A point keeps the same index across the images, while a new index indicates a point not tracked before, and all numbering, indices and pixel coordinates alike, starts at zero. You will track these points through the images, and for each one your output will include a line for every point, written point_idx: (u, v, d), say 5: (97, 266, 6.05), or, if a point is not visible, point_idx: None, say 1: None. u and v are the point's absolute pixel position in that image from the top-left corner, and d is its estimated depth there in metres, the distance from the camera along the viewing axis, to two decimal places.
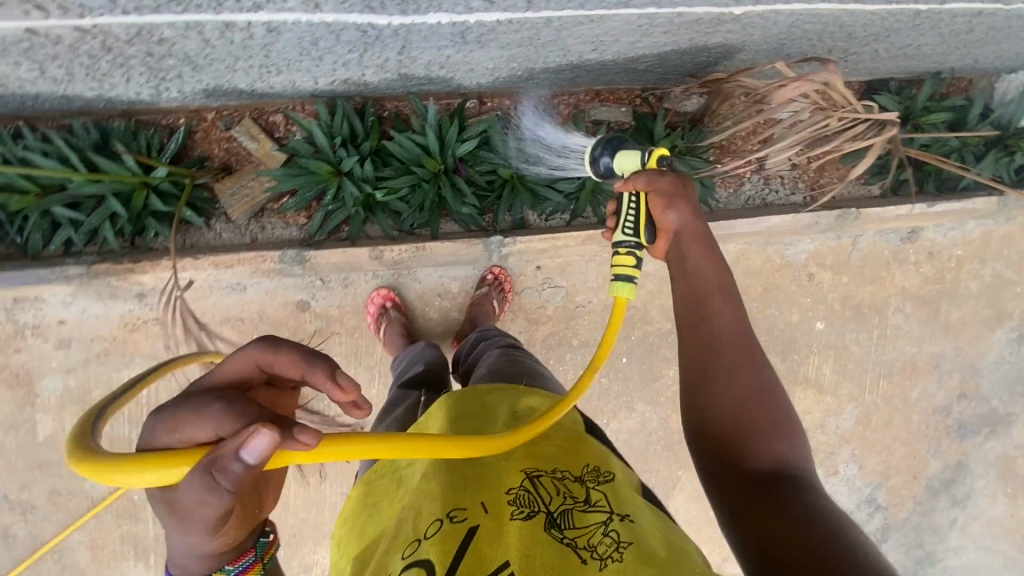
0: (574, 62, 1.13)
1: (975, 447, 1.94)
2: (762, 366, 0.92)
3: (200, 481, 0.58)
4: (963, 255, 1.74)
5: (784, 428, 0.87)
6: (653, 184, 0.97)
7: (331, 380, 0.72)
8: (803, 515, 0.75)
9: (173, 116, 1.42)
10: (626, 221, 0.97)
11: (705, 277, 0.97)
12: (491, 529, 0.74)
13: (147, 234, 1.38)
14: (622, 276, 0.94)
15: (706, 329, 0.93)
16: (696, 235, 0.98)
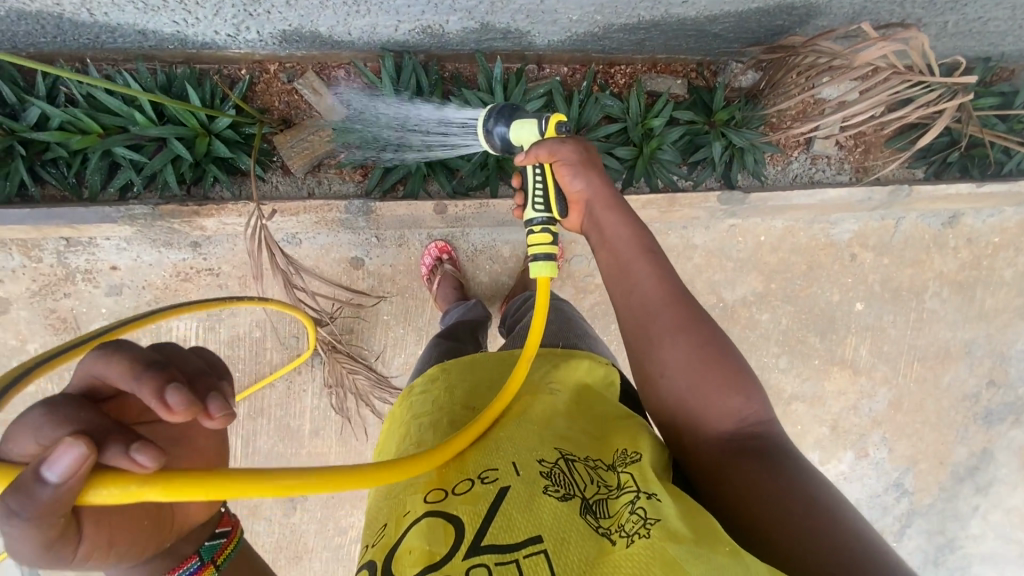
0: (658, 18, 1.20)
1: (1000, 435, 1.97)
2: (700, 319, 0.93)
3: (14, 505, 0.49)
4: (999, 242, 1.77)
5: (734, 381, 0.88)
6: (556, 154, 0.94)
7: (159, 397, 0.56)
8: (770, 481, 0.78)
9: (234, 66, 1.38)
10: (535, 197, 0.97)
11: (625, 242, 0.99)
12: (521, 494, 0.75)
13: (207, 181, 1.37)
14: (540, 257, 0.92)
15: (637, 298, 0.95)
16: (605, 201, 0.99)
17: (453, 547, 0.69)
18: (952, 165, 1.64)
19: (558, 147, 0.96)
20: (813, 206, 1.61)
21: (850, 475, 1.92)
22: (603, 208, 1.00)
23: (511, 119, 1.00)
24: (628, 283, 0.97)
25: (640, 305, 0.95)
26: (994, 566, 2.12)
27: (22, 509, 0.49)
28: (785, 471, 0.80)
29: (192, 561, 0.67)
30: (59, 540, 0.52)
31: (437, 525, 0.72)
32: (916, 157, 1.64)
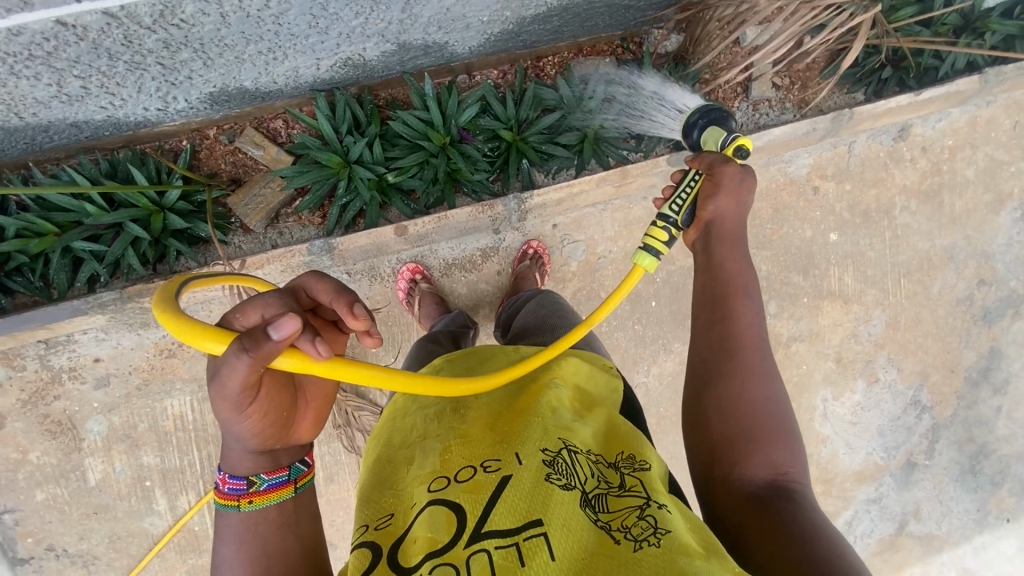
0: (562, 5, 1.22)
1: (1004, 331, 1.97)
2: (772, 375, 1.04)
3: (231, 355, 0.67)
4: (954, 145, 1.79)
5: (781, 436, 0.99)
6: (716, 168, 1.10)
7: (348, 312, 0.78)
8: (792, 527, 0.88)
9: (175, 139, 1.42)
10: (674, 198, 1.10)
11: (724, 280, 1.08)
12: (524, 481, 0.78)
13: (170, 255, 1.39)
14: (650, 250, 1.07)
15: (726, 328, 1.05)
16: (720, 233, 1.09)
17: (455, 535, 0.73)
18: (887, 81, 1.68)
19: (720, 164, 1.11)
20: (765, 148, 1.64)
21: (867, 404, 1.92)
22: (716, 239, 1.10)
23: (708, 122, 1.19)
24: (717, 314, 1.07)
25: (724, 337, 1.05)
26: None
27: (240, 358, 0.67)
28: (808, 523, 0.89)
29: (282, 471, 0.81)
30: (245, 392, 0.70)
31: (440, 513, 0.75)
32: (852, 81, 1.68)
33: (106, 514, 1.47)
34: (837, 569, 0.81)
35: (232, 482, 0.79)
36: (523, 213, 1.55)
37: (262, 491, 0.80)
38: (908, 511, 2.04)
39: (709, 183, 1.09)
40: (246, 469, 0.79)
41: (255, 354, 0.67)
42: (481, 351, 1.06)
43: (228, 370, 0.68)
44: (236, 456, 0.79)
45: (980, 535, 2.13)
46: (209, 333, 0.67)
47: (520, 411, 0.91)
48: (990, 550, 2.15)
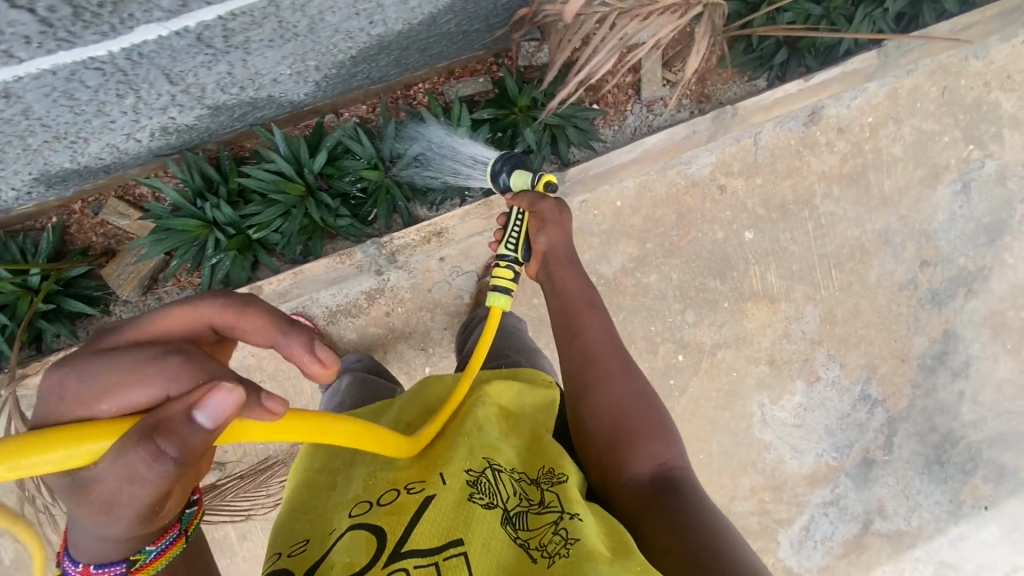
0: (375, 42, 1.07)
1: (957, 312, 1.83)
2: (635, 373, 1.15)
3: (142, 451, 0.61)
4: (874, 122, 1.65)
5: (655, 428, 1.07)
6: (535, 206, 1.21)
7: (310, 353, 0.87)
8: (681, 512, 0.94)
9: (44, 217, 1.41)
10: (508, 238, 1.18)
11: (574, 300, 1.24)
12: (447, 502, 0.86)
13: (46, 336, 1.39)
14: (501, 288, 1.11)
15: (582, 343, 1.18)
16: (560, 258, 1.26)
17: (374, 555, 0.79)
18: (788, 63, 1.54)
19: (539, 201, 1.22)
20: (646, 158, 1.55)
21: (810, 405, 1.81)
22: (557, 267, 1.27)
23: (510, 168, 1.18)
24: (572, 332, 1.20)
25: (583, 351, 1.17)
26: (1008, 448, 1.95)
27: (161, 452, 0.62)
28: (695, 504, 0.97)
29: (170, 532, 0.75)
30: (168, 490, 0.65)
31: (361, 537, 0.82)
32: (753, 67, 1.55)
33: None
34: (718, 540, 0.90)
35: (103, 570, 0.71)
36: (389, 257, 1.49)
37: (148, 563, 0.73)
38: (872, 509, 1.93)
39: (535, 218, 1.22)
40: (121, 552, 0.71)
41: (182, 447, 0.63)
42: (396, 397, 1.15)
43: (137, 472, 0.62)
44: (107, 544, 0.69)
45: (957, 526, 1.97)
46: (92, 437, 0.61)
47: (450, 433, 0.98)
48: (970, 540, 1.99)
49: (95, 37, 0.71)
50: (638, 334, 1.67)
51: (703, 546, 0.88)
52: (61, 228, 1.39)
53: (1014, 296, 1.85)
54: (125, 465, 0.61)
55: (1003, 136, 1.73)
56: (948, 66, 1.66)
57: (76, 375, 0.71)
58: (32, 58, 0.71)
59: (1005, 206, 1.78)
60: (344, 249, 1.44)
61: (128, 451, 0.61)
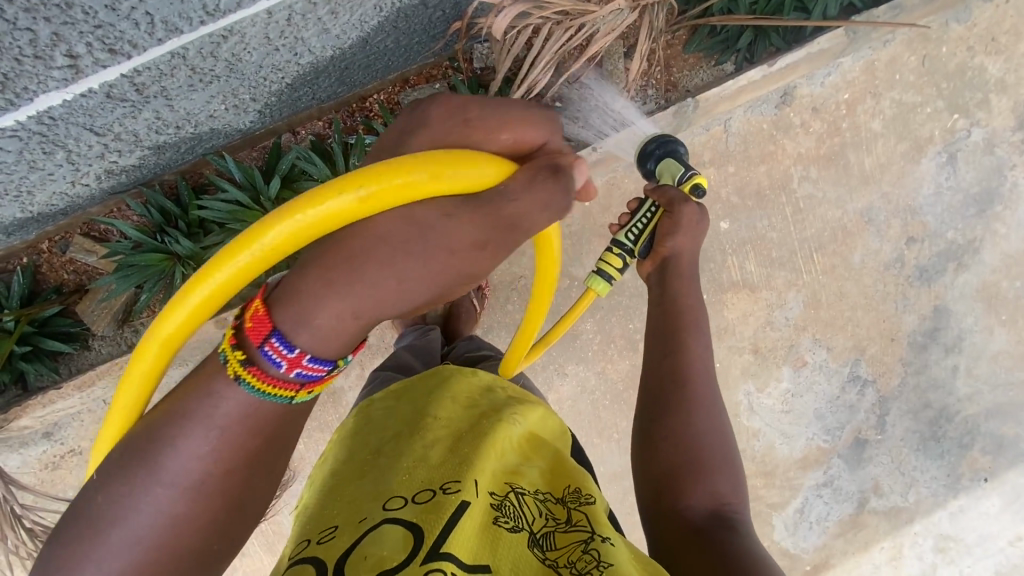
0: (304, 70, 1.05)
1: (947, 287, 1.78)
2: (719, 408, 0.99)
3: (504, 187, 0.78)
4: (851, 98, 1.59)
5: (726, 467, 0.95)
6: (674, 206, 1.00)
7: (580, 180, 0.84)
8: (732, 559, 0.82)
9: (14, 258, 1.41)
10: (632, 227, 1.04)
11: (681, 312, 1.01)
12: (477, 514, 0.77)
13: (28, 376, 1.41)
14: (604, 274, 1.02)
15: (675, 359, 0.98)
16: (679, 269, 1.02)
17: (412, 551, 0.70)
18: (755, 43, 1.48)
19: (681, 201, 1.00)
20: (610, 159, 1.50)
21: (798, 390, 1.79)
22: (673, 275, 1.02)
23: (664, 153, 1.07)
24: (669, 345, 1.00)
25: (675, 371, 0.98)
26: (1006, 419, 1.91)
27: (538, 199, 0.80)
28: (748, 554, 0.84)
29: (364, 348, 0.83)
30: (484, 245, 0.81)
31: (398, 533, 0.73)
32: (719, 50, 1.48)
33: None
34: None
35: (312, 362, 0.77)
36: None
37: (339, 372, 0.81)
38: (867, 488, 1.90)
39: (669, 218, 1.00)
40: (335, 349, 0.79)
41: (552, 207, 0.81)
42: (422, 382, 1.09)
43: (519, 205, 0.79)
44: (352, 323, 0.78)
45: (956, 499, 1.94)
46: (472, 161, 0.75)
47: (487, 443, 0.88)
48: (970, 512, 1.95)
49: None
50: (616, 332, 1.65)
51: None
52: (32, 269, 1.39)
53: (1008, 267, 1.79)
54: (488, 197, 0.78)
55: (990, 102, 1.65)
56: (928, 33, 1.58)
57: (447, 106, 0.82)
58: None
59: (994, 174, 1.71)
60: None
61: (518, 186, 0.78)
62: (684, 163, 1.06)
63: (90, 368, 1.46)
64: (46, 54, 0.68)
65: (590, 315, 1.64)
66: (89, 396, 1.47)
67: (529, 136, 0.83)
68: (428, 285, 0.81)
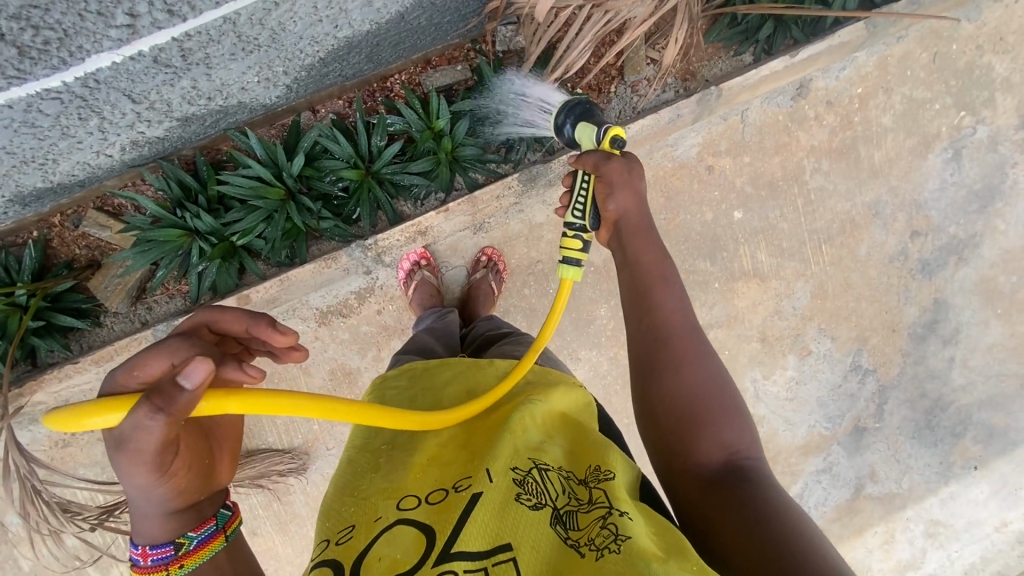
0: (336, 47, 1.05)
1: (948, 281, 1.83)
2: (709, 354, 0.94)
3: (132, 420, 0.61)
4: (864, 92, 1.63)
5: (730, 415, 0.89)
6: (601, 168, 1.00)
7: (273, 328, 0.77)
8: (756, 509, 0.77)
9: (24, 232, 1.37)
10: (575, 205, 1.01)
11: (646, 269, 1.00)
12: (493, 501, 0.74)
13: (39, 352, 1.39)
14: (570, 259, 0.96)
15: (650, 320, 0.96)
16: (635, 227, 1.02)
17: (424, 554, 0.69)
18: (774, 35, 1.50)
19: (604, 162, 1.00)
20: (632, 143, 1.53)
21: (802, 378, 1.83)
22: (631, 237, 1.02)
23: (574, 118, 1.09)
24: (642, 305, 0.98)
25: (652, 331, 0.96)
26: (998, 409, 1.98)
27: (156, 411, 0.61)
28: (772, 501, 0.79)
29: (208, 523, 0.73)
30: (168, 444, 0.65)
31: (409, 534, 0.72)
32: (739, 41, 1.50)
33: None
34: (802, 549, 0.72)
35: (156, 551, 0.70)
36: (376, 258, 1.50)
37: (192, 551, 0.71)
38: (863, 474, 1.96)
39: (601, 182, 1.00)
40: (168, 533, 0.71)
41: (172, 410, 0.61)
42: (442, 370, 1.02)
43: (141, 429, 0.62)
44: (156, 522, 0.70)
45: (947, 486, 2.01)
46: (89, 413, 0.60)
47: (501, 432, 0.83)
48: (960, 499, 2.02)
49: (48, 70, 0.76)
50: None
51: (783, 550, 0.72)
52: (43, 244, 1.36)
53: (1006, 261, 1.85)
54: (123, 439, 0.62)
55: (996, 101, 1.70)
56: (939, 31, 1.62)
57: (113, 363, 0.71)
58: None
59: (996, 171, 1.76)
60: (329, 252, 1.44)
61: (129, 416, 0.61)
62: (598, 122, 1.07)
63: (105, 344, 1.44)
64: (108, 12, 0.72)
65: (605, 300, 1.65)
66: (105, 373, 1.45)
67: (157, 365, 0.68)
68: (174, 495, 0.70)
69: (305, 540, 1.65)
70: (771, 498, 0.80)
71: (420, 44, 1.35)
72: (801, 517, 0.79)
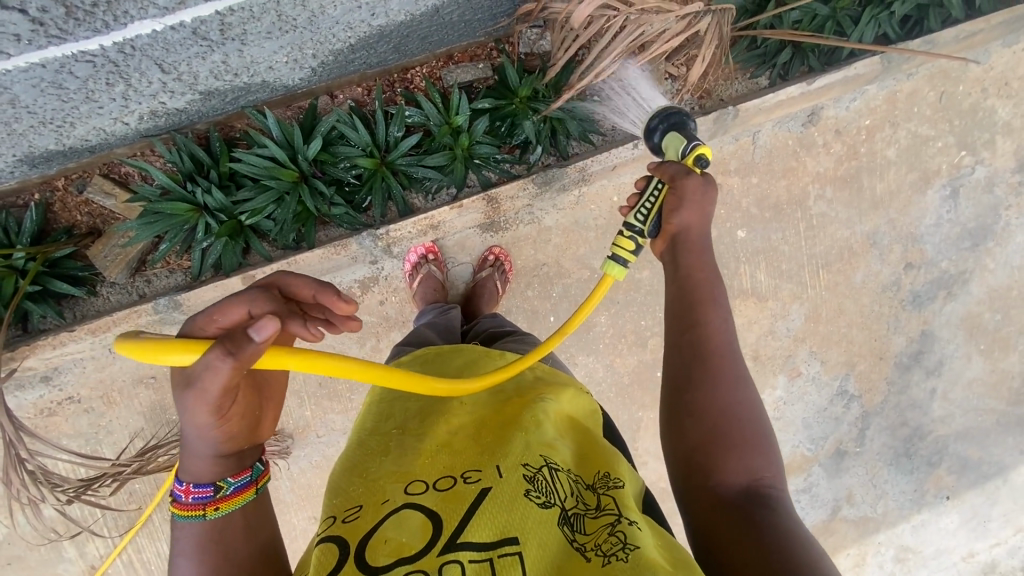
0: (368, 36, 1.05)
1: (936, 314, 1.88)
2: (747, 381, 0.95)
3: (204, 360, 0.63)
4: (871, 124, 1.67)
5: (759, 442, 0.90)
6: (677, 178, 0.99)
7: (338, 299, 0.76)
8: (773, 539, 0.79)
9: (25, 194, 1.34)
10: (642, 207, 1.00)
11: (695, 287, 0.99)
12: (503, 495, 0.74)
13: (32, 316, 1.36)
14: (619, 258, 0.97)
15: (694, 335, 0.95)
16: (692, 243, 1.00)
17: (431, 541, 0.69)
18: (791, 62, 1.54)
19: (682, 173, 1.00)
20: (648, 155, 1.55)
21: (790, 398, 1.87)
22: (686, 251, 1.00)
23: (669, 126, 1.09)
24: (687, 320, 0.97)
25: (694, 348, 0.95)
26: (973, 442, 2.03)
27: (225, 355, 0.62)
28: (790, 533, 0.80)
29: (246, 473, 0.75)
30: (229, 391, 0.65)
31: (416, 519, 0.71)
32: (755, 64, 1.53)
33: (19, 564, 1.51)
34: None
35: (197, 490, 0.72)
36: (386, 248, 1.50)
37: (229, 495, 0.73)
38: (841, 497, 2.00)
39: (673, 193, 0.98)
40: (211, 475, 0.72)
41: (240, 356, 0.62)
42: (453, 357, 1.03)
43: (210, 370, 0.63)
44: (201, 463, 0.71)
45: (919, 514, 2.06)
46: (171, 348, 0.62)
47: (513, 427, 0.84)
48: (930, 527, 2.08)
49: (88, 33, 0.77)
50: (628, 328, 1.69)
51: None
52: (45, 207, 1.33)
53: (992, 299, 1.91)
54: (193, 378, 0.64)
55: (995, 143, 1.76)
56: (948, 71, 1.67)
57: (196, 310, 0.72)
58: (25, 53, 0.76)
59: (990, 212, 1.82)
60: (339, 239, 1.44)
61: (202, 357, 0.63)
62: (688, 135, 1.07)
63: (101, 315, 1.41)
64: None
65: (605, 308, 1.67)
66: (101, 343, 1.43)
67: (238, 311, 0.69)
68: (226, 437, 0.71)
69: (287, 526, 1.63)
70: (789, 530, 0.82)
71: (446, 39, 1.35)
72: (814, 548, 0.80)
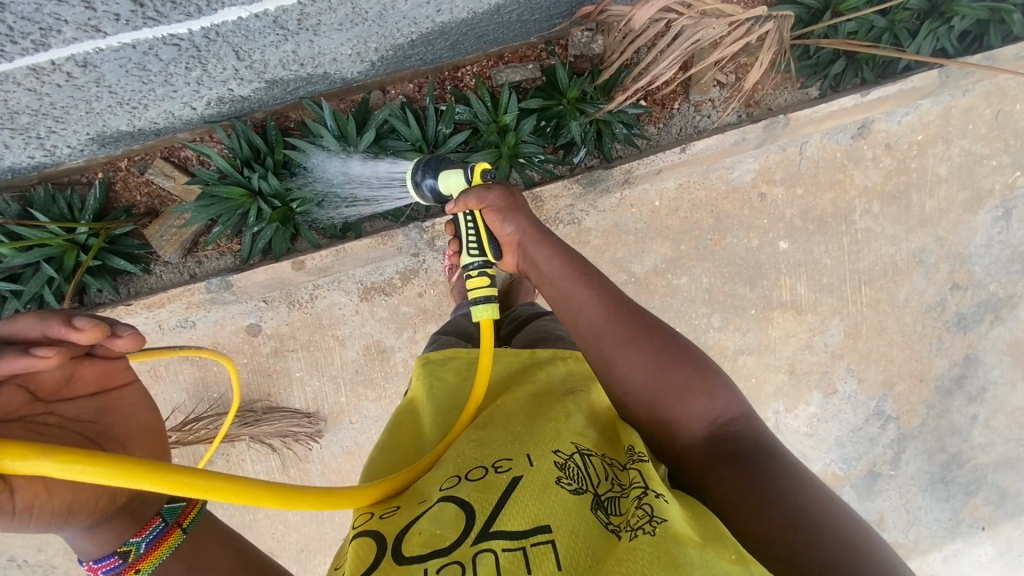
0: (430, 31, 1.08)
1: (981, 337, 1.83)
2: (655, 325, 0.93)
3: None
4: (923, 140, 1.64)
5: (700, 380, 0.87)
6: (483, 201, 1.02)
7: (69, 326, 0.77)
8: (760, 476, 0.78)
9: (89, 172, 1.40)
10: (469, 242, 1.04)
11: (560, 271, 1.00)
12: (533, 484, 0.75)
13: (90, 291, 1.42)
14: (480, 298, 0.99)
15: (581, 321, 0.95)
16: (532, 236, 1.03)
17: (463, 532, 0.70)
18: (844, 73, 1.52)
19: (485, 194, 1.02)
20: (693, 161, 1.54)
21: (824, 415, 1.84)
22: (533, 247, 1.03)
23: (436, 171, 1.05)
24: (569, 309, 0.97)
25: (588, 330, 0.94)
26: (1013, 472, 1.96)
27: None
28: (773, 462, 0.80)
29: (155, 522, 0.79)
30: None
31: (449, 510, 0.73)
32: (807, 74, 1.52)
33: None
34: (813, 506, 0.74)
35: (102, 565, 0.78)
36: (429, 242, 1.53)
37: (143, 555, 0.78)
38: (871, 520, 1.95)
39: (490, 211, 1.03)
40: (110, 547, 0.78)
41: None
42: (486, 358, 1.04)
43: None
44: (87, 542, 0.78)
45: (953, 543, 1.99)
46: None
47: (547, 415, 0.86)
48: (964, 557, 2.00)
49: (177, 18, 0.82)
50: None
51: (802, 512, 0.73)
52: (106, 188, 1.38)
53: None
54: None
55: None
56: (1006, 89, 1.64)
57: None
58: (116, 33, 0.81)
59: None
60: (385, 230, 1.48)
61: None
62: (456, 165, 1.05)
63: (155, 292, 1.47)
64: None
65: None
66: (156, 319, 1.49)
67: None
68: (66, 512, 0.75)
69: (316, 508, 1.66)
70: (768, 456, 0.81)
71: (501, 37, 1.37)
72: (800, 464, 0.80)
